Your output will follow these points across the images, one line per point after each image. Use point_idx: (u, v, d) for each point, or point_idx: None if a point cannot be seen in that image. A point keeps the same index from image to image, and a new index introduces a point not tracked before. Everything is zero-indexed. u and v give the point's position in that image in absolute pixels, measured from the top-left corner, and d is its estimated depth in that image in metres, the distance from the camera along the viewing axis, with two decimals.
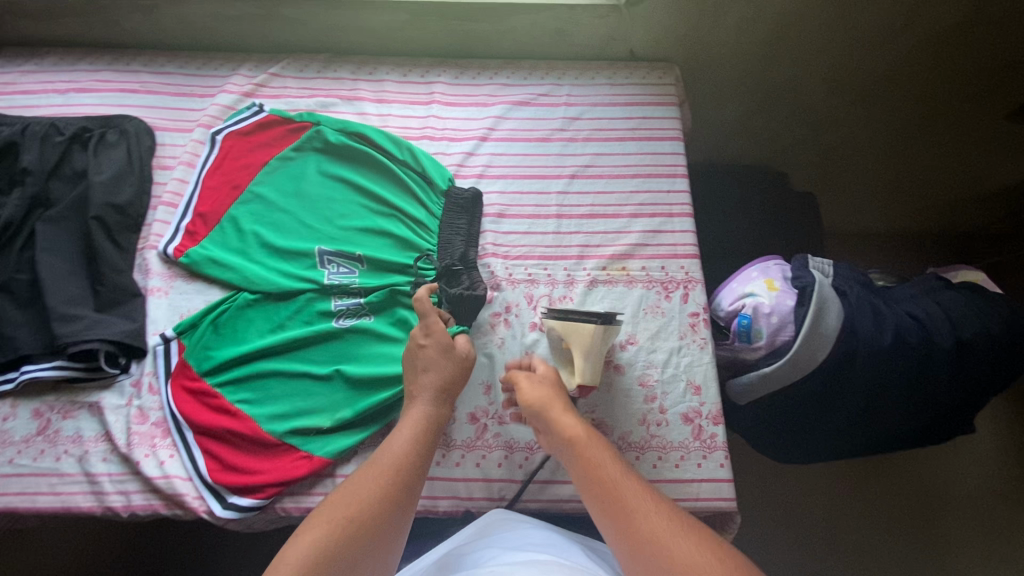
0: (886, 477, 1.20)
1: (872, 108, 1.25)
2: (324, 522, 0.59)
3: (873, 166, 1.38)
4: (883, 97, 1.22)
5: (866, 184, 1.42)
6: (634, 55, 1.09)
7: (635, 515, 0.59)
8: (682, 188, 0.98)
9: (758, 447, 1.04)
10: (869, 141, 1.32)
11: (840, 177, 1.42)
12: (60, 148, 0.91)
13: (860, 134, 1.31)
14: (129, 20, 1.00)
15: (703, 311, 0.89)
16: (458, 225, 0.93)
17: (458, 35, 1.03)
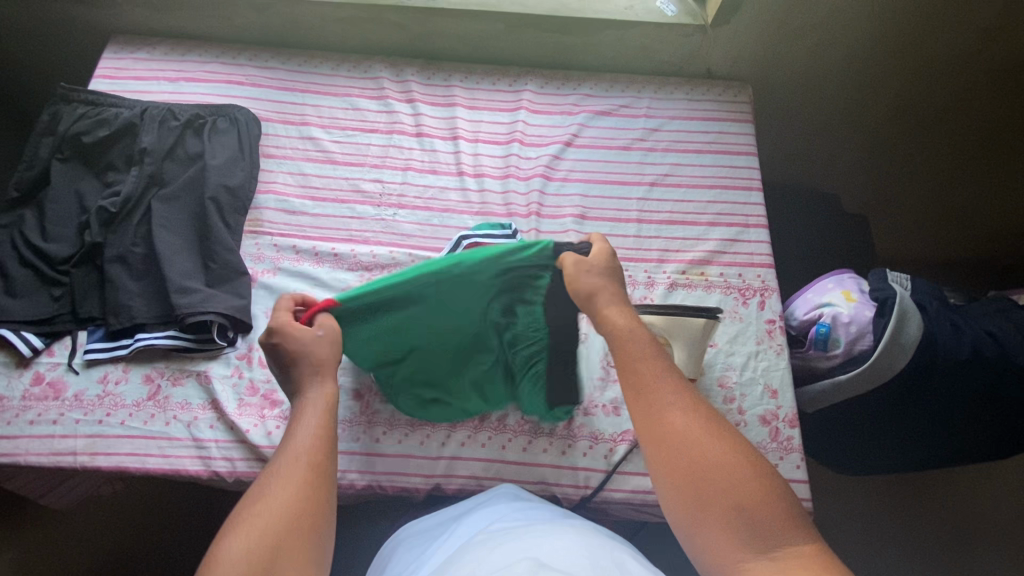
0: (932, 500, 1.19)
1: (927, 136, 1.30)
2: (254, 518, 0.55)
3: (922, 193, 1.42)
4: (939, 127, 1.27)
5: (915, 210, 1.46)
6: (711, 73, 1.14)
7: (694, 450, 0.59)
8: (757, 202, 1.02)
9: (815, 457, 1.07)
10: (921, 169, 1.37)
11: (890, 204, 1.46)
12: (175, 132, 0.97)
13: (912, 162, 1.36)
14: (242, 17, 1.06)
15: (780, 319, 0.93)
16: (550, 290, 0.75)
17: (548, 46, 1.09)
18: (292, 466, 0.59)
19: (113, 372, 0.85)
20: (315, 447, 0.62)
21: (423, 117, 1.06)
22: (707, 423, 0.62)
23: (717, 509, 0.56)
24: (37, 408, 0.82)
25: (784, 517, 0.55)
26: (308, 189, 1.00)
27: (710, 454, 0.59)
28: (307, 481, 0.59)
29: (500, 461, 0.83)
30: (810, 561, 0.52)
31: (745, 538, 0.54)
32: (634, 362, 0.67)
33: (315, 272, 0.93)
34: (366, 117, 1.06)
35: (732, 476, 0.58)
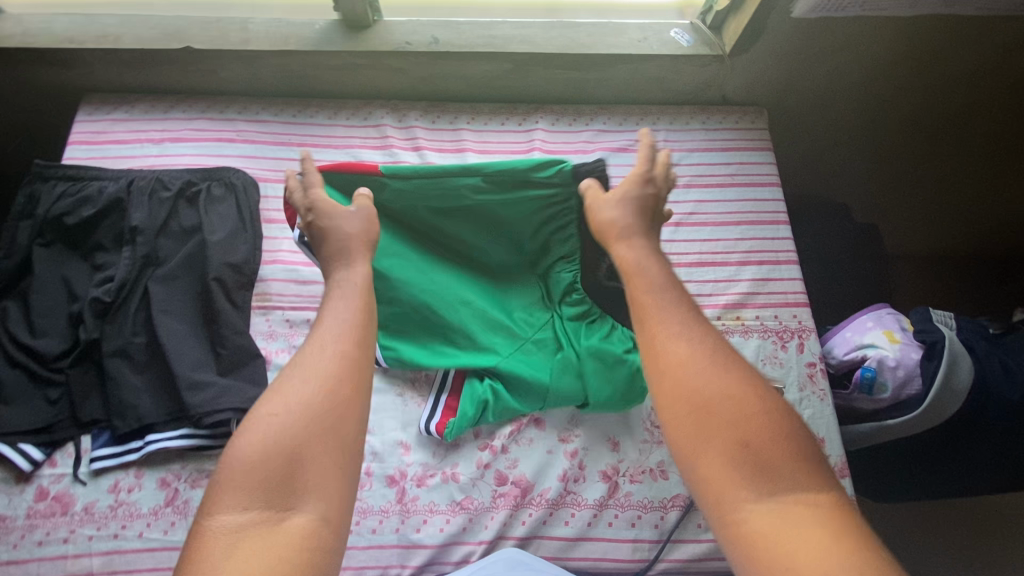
0: None
1: (940, 145, 1.28)
2: (266, 421, 0.51)
3: (930, 197, 1.42)
4: (952, 136, 1.25)
5: (923, 213, 1.46)
6: (726, 99, 1.10)
7: (698, 377, 0.53)
8: (785, 236, 0.99)
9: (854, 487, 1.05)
10: (932, 175, 1.36)
11: (898, 209, 1.46)
12: (167, 204, 0.89)
13: (923, 169, 1.34)
14: (227, 69, 0.97)
15: (820, 361, 0.91)
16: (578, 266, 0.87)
17: (557, 82, 1.03)
18: (321, 357, 0.55)
19: (125, 479, 0.78)
20: (343, 341, 0.56)
21: (432, 166, 0.99)
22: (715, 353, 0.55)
23: (718, 443, 0.50)
24: (45, 527, 0.75)
25: (794, 467, 0.49)
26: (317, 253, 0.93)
27: (711, 386, 0.53)
28: (321, 387, 0.53)
29: (550, 538, 0.80)
30: (812, 506, 0.47)
31: (748, 478, 0.49)
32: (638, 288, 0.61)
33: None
34: None
35: (742, 413, 0.51)
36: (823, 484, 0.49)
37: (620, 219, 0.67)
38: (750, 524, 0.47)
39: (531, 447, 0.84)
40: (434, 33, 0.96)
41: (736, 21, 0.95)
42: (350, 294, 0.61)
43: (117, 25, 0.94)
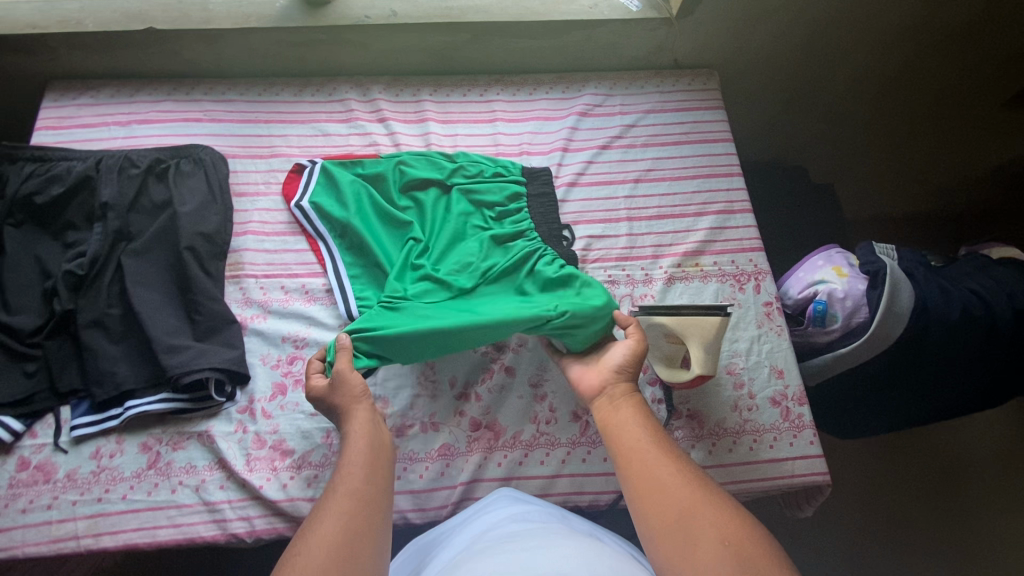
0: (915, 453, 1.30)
1: (885, 103, 1.35)
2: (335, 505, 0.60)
3: (880, 153, 1.49)
4: (895, 95, 1.33)
5: (876, 169, 1.53)
6: (678, 63, 1.15)
7: (671, 490, 0.61)
8: (739, 188, 1.04)
9: (818, 424, 1.11)
10: (880, 131, 1.43)
11: (852, 167, 1.53)
12: (137, 180, 0.91)
13: (871, 126, 1.42)
14: (191, 50, 0.99)
15: (776, 300, 0.95)
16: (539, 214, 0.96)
17: (515, 52, 1.08)
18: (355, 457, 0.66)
19: (106, 445, 0.80)
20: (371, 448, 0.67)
21: (398, 136, 1.03)
22: (688, 471, 0.63)
23: (700, 541, 0.55)
24: (28, 495, 0.76)
25: (769, 556, 0.53)
26: (288, 222, 0.96)
27: (685, 494, 0.60)
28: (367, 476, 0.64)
29: (526, 477, 0.83)
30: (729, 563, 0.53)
31: (730, 569, 0.52)
32: (623, 421, 0.71)
33: (308, 309, 0.90)
34: (339, 142, 1.02)
35: (712, 508, 0.58)
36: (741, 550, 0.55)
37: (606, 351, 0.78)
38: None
39: (504, 392, 0.87)
40: (392, 7, 0.99)
41: None
42: (366, 415, 0.71)
43: (77, 9, 0.95)
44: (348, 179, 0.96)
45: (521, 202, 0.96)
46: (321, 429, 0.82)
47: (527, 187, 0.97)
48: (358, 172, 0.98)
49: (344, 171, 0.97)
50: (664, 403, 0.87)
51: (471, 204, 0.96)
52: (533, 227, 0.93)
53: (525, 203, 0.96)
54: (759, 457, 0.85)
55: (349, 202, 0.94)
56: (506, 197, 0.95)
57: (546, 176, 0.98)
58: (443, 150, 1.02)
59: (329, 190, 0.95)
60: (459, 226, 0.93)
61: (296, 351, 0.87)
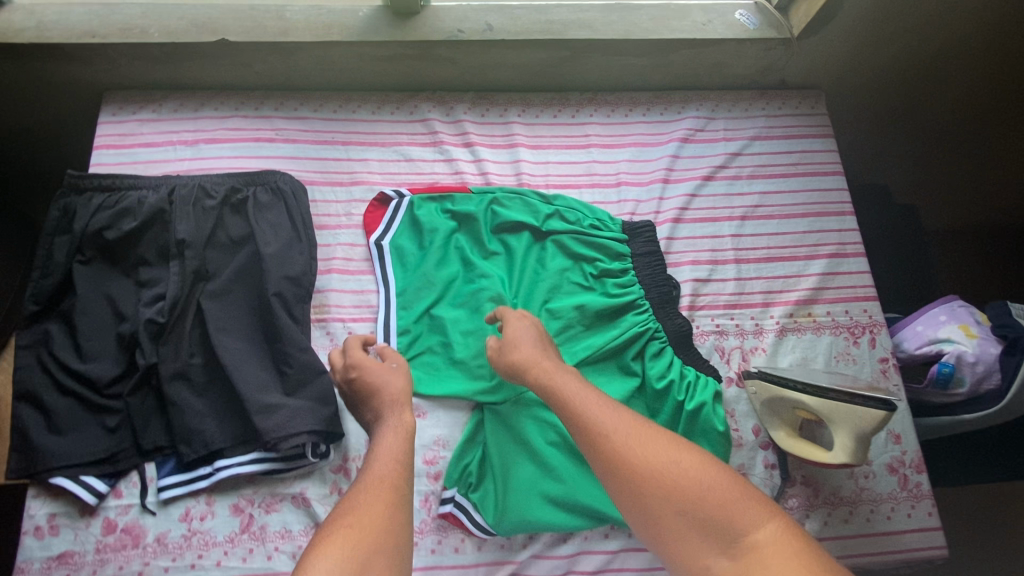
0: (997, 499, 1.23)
1: (1007, 124, 1.20)
2: (335, 537, 0.54)
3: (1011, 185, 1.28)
4: (1015, 116, 1.18)
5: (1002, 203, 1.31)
6: (784, 83, 1.05)
7: (641, 466, 0.59)
8: (852, 228, 0.96)
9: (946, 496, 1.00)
10: (1008, 159, 1.24)
11: (976, 199, 1.31)
12: (213, 213, 0.83)
13: (991, 150, 1.25)
14: (262, 63, 0.90)
15: (892, 356, 0.90)
16: (649, 270, 0.89)
17: (614, 69, 0.98)
18: (372, 487, 0.60)
19: (196, 507, 0.75)
20: (393, 471, 0.63)
21: (485, 164, 0.94)
22: (648, 438, 0.62)
23: (661, 516, 0.56)
24: (117, 561, 0.72)
25: (751, 509, 0.54)
26: (372, 257, 0.88)
27: (644, 464, 0.59)
28: (376, 493, 0.60)
29: (636, 549, 0.78)
30: (758, 537, 0.52)
31: (706, 534, 0.54)
32: (563, 400, 0.67)
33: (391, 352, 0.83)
34: (424, 169, 0.94)
35: (679, 471, 0.58)
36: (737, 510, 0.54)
37: (531, 331, 0.77)
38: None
39: None
40: (486, 19, 0.89)
41: (808, 4, 0.90)
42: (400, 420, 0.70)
43: (139, 15, 0.85)
44: (440, 220, 0.90)
45: (627, 262, 0.89)
46: (420, 492, 0.77)
47: (630, 244, 0.90)
48: (448, 204, 0.91)
49: (430, 207, 0.90)
50: (777, 470, 0.83)
51: (569, 257, 0.90)
52: (642, 293, 0.87)
53: (630, 264, 0.89)
54: (876, 530, 0.81)
55: (434, 245, 0.88)
56: (608, 253, 0.89)
57: (651, 228, 0.90)
58: (537, 190, 0.94)
59: (415, 229, 0.90)
60: (556, 285, 0.88)
61: None
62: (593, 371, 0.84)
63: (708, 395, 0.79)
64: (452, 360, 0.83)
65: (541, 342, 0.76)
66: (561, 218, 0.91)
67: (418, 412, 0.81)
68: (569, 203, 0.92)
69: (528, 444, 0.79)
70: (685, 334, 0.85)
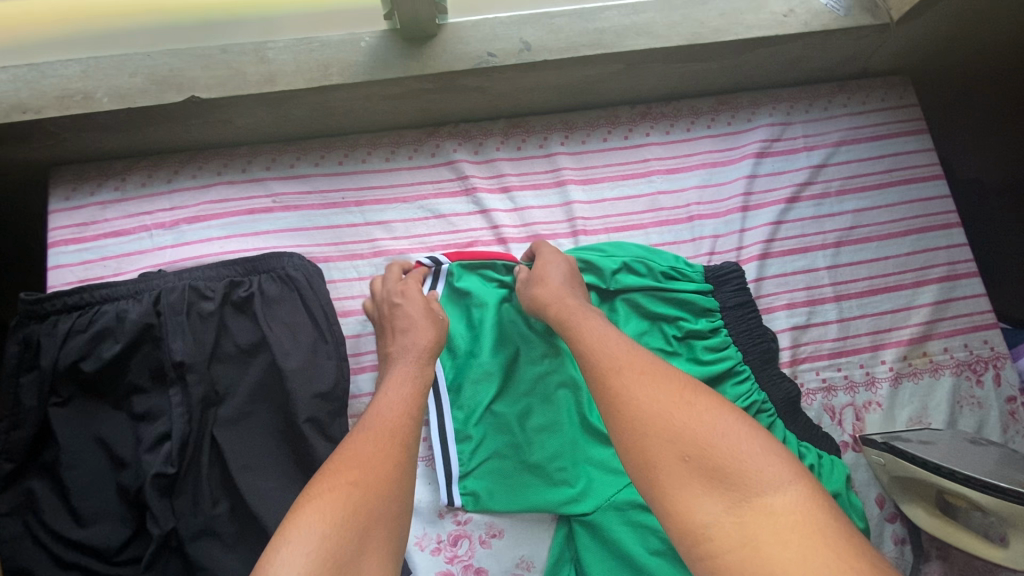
0: None
1: None
2: (335, 495, 0.45)
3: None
4: None
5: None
6: (865, 71, 0.89)
7: (649, 412, 0.47)
8: (961, 243, 0.83)
9: None
10: None
11: None
12: (213, 320, 0.67)
13: None
14: (245, 116, 0.72)
15: (1020, 394, 0.78)
16: (742, 323, 0.74)
17: (672, 78, 0.80)
18: (372, 437, 0.51)
19: None
20: (399, 425, 0.53)
21: (531, 211, 0.78)
22: (664, 380, 0.49)
23: (659, 460, 0.44)
24: None
25: (773, 465, 0.42)
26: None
27: (649, 399, 0.48)
28: (382, 450, 0.50)
29: None
30: (776, 498, 0.40)
31: (710, 486, 0.42)
32: (581, 337, 0.58)
33: (453, 460, 0.69)
34: (459, 226, 0.77)
35: (691, 413, 0.46)
36: (756, 463, 0.42)
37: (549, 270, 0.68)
38: (716, 542, 0.39)
39: None
40: (521, 34, 0.71)
41: None
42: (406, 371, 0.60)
43: (79, 75, 0.67)
44: (487, 291, 0.74)
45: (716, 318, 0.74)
46: None
47: (716, 295, 0.75)
48: (497, 270, 0.75)
49: (469, 276, 0.74)
50: (909, 544, 0.72)
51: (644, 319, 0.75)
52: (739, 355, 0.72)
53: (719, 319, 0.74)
54: None
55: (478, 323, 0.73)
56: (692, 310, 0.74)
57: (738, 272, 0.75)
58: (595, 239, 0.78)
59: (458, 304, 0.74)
60: None
61: (457, 527, 0.69)
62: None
63: (842, 484, 0.66)
64: (525, 465, 0.69)
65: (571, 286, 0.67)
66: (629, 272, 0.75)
67: (492, 532, 0.68)
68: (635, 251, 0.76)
69: (625, 556, 0.64)
70: (794, 400, 0.71)
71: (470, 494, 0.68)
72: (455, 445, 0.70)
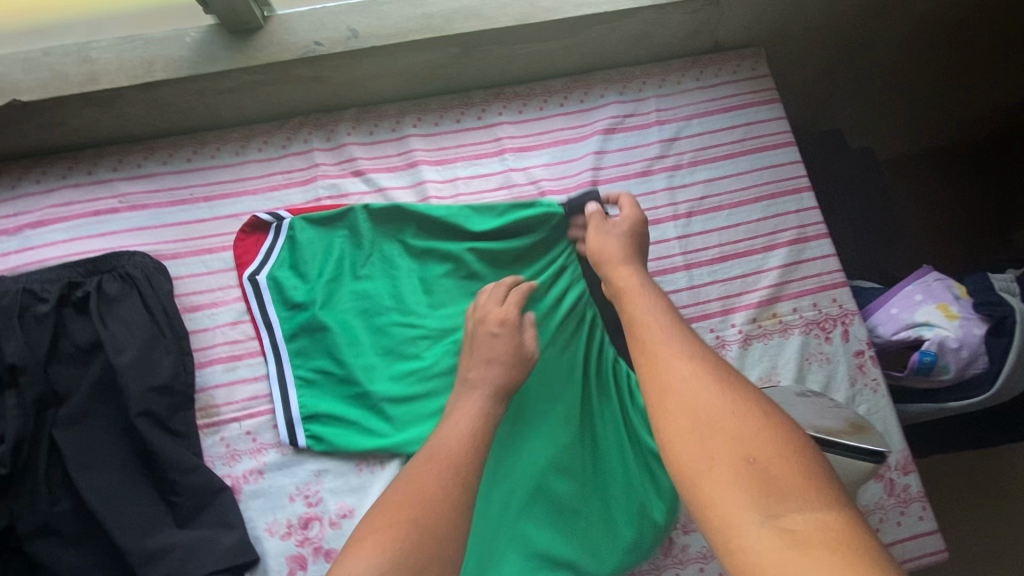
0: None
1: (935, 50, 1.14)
2: (393, 528, 0.46)
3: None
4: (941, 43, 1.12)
5: (983, 103, 1.23)
6: (717, 45, 0.91)
7: (713, 408, 0.44)
8: (812, 206, 0.85)
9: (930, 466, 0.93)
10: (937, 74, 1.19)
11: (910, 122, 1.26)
12: (49, 321, 0.67)
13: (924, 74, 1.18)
14: (79, 117, 0.72)
15: (869, 347, 0.81)
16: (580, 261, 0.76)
17: (519, 60, 0.82)
18: (435, 468, 0.52)
19: None
20: (462, 454, 0.54)
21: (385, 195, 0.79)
22: (727, 380, 0.46)
23: (713, 455, 0.41)
24: None
25: (823, 490, 0.38)
26: (257, 321, 0.73)
27: (709, 399, 0.45)
28: (442, 485, 0.50)
29: None
30: (823, 520, 0.36)
31: (759, 495, 0.38)
32: (641, 321, 0.55)
33: (294, 408, 0.71)
34: None
35: (754, 422, 0.43)
36: (816, 487, 0.38)
37: (614, 245, 0.66)
38: (753, 549, 0.36)
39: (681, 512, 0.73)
40: (348, 23, 0.72)
41: None
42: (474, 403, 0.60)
43: None
44: (317, 241, 0.76)
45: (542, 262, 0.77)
46: None
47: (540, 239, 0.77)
48: (343, 231, 0.77)
49: (298, 232, 0.75)
50: None
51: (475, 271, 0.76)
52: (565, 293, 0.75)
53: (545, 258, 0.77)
54: None
55: (311, 277, 0.74)
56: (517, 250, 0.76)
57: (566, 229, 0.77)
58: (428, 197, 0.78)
59: (298, 260, 0.75)
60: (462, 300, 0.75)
61: (309, 510, 0.69)
62: (547, 402, 0.71)
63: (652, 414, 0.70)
64: (370, 408, 0.71)
65: (638, 269, 0.63)
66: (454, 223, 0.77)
67: (342, 513, 0.69)
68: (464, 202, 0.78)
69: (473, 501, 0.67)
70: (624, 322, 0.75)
71: (312, 437, 0.70)
72: (296, 393, 0.71)
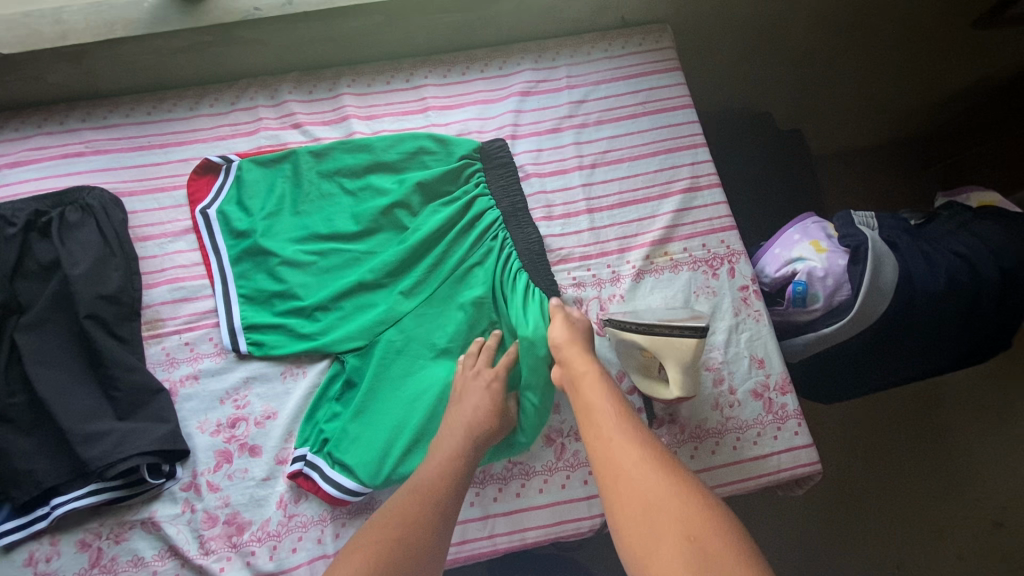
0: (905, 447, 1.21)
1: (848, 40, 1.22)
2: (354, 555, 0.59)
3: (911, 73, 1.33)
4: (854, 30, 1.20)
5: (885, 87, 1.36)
6: (625, 21, 1.02)
7: (655, 499, 0.53)
8: (705, 159, 0.95)
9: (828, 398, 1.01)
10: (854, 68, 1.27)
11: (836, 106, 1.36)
12: (15, 241, 0.77)
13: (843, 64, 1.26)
14: (53, 72, 0.85)
15: (753, 283, 0.89)
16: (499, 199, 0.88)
17: (440, 29, 0.93)
18: (401, 505, 0.63)
19: (40, 549, 0.72)
20: (427, 490, 0.64)
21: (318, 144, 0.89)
22: (666, 472, 0.56)
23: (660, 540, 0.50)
24: None
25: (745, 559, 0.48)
26: (206, 247, 0.83)
27: (654, 489, 0.54)
28: (419, 510, 0.63)
29: (501, 514, 0.77)
30: None
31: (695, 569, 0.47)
32: (594, 409, 0.65)
33: (237, 319, 0.80)
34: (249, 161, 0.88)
35: (690, 507, 0.52)
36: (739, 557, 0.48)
37: (568, 342, 0.73)
38: None
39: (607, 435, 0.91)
40: None
41: None
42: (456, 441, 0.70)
43: None
44: (259, 176, 0.86)
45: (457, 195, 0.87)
46: (276, 493, 0.75)
47: (457, 175, 0.88)
48: (286, 170, 0.87)
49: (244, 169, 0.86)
50: (644, 412, 0.84)
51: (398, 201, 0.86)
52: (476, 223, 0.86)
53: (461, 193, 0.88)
54: (744, 456, 0.82)
55: (253, 207, 0.84)
56: (437, 183, 0.87)
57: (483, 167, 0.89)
58: (358, 142, 0.88)
59: (244, 196, 0.85)
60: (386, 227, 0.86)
61: (237, 411, 0.78)
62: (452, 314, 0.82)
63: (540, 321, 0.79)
64: (303, 317, 0.81)
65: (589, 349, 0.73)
66: (380, 163, 0.88)
67: (266, 415, 0.78)
68: (389, 143, 0.88)
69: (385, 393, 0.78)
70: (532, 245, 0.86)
71: (254, 344, 0.80)
72: (239, 307, 0.81)
